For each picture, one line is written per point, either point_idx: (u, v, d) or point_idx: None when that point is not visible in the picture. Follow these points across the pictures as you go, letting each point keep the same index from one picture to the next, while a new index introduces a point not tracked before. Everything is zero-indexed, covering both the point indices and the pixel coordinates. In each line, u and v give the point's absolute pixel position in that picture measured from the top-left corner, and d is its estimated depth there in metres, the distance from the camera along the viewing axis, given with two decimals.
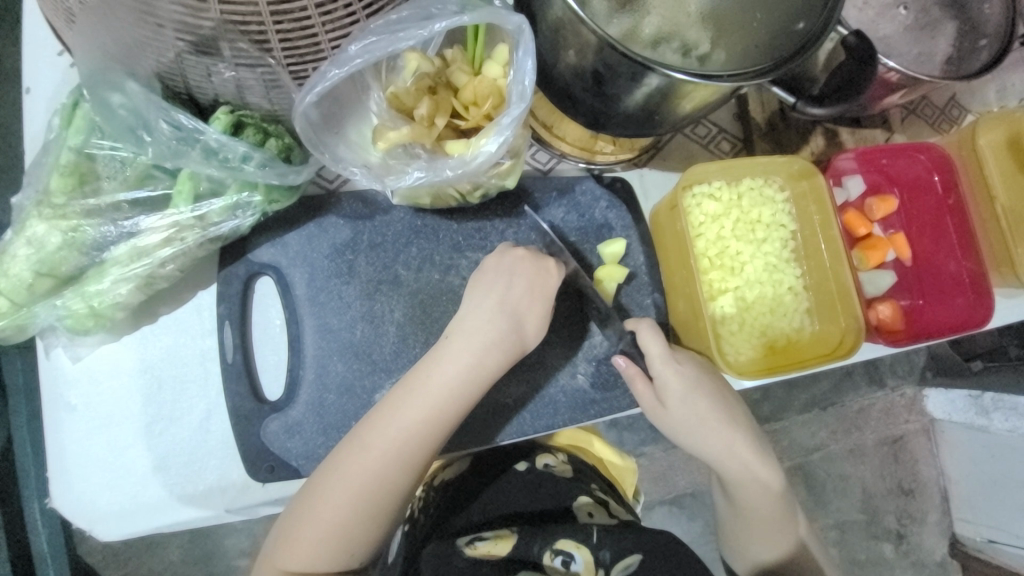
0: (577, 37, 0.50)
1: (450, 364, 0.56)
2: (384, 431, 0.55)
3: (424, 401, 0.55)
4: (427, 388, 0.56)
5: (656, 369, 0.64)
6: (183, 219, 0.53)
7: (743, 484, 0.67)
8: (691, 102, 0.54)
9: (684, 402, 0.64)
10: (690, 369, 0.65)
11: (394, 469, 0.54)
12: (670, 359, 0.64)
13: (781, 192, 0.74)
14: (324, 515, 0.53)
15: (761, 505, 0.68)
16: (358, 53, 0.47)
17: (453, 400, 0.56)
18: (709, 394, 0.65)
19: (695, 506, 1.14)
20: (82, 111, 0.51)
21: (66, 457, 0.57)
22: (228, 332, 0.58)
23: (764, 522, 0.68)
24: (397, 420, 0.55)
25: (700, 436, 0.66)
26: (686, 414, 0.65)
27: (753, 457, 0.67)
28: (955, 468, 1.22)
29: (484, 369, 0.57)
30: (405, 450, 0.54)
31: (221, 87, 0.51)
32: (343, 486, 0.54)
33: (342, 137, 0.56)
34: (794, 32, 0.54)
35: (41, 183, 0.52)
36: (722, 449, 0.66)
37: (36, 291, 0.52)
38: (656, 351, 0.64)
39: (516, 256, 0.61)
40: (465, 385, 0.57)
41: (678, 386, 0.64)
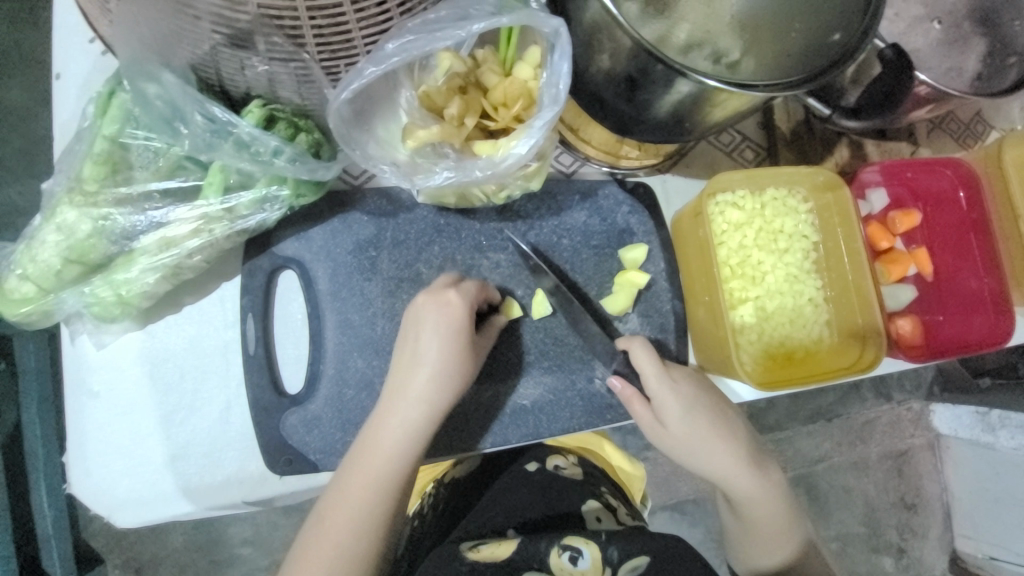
0: (612, 42, 0.50)
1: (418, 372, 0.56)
2: (370, 451, 0.55)
3: (399, 417, 0.55)
4: (402, 402, 0.56)
5: (651, 387, 0.62)
6: (212, 211, 0.53)
7: (748, 499, 0.66)
8: (722, 111, 0.53)
9: (684, 419, 0.62)
10: (685, 387, 0.63)
11: (388, 487, 0.54)
12: (664, 376, 0.62)
13: (805, 202, 0.74)
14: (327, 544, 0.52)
15: (768, 517, 0.66)
16: (395, 51, 0.48)
17: (430, 409, 0.56)
18: (707, 411, 0.64)
19: (696, 512, 1.14)
20: (117, 100, 0.51)
21: (86, 444, 0.57)
22: (251, 324, 0.59)
23: (772, 534, 0.67)
24: (378, 439, 0.55)
25: (705, 456, 0.64)
26: (687, 433, 0.63)
27: (755, 472, 0.65)
28: (959, 485, 1.21)
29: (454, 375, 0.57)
30: (394, 467, 0.54)
31: (253, 80, 0.51)
32: (343, 517, 0.53)
33: (371, 133, 0.56)
34: (829, 44, 0.54)
35: (73, 170, 0.52)
36: (722, 467, 0.64)
37: (64, 277, 0.52)
38: (650, 368, 0.62)
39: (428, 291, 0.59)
40: (439, 393, 0.56)
41: (677, 405, 0.62)
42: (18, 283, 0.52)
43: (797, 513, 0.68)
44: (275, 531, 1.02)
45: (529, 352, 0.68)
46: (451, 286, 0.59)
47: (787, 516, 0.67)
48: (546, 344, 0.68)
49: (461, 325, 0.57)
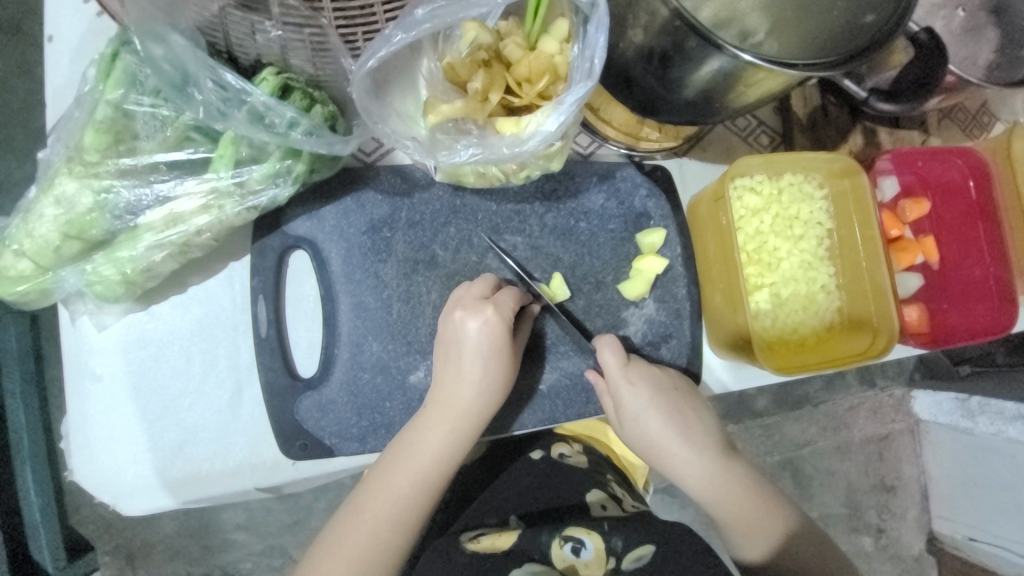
0: (650, 15, 0.48)
1: (465, 379, 0.56)
2: (412, 458, 0.55)
3: (445, 425, 0.55)
4: (449, 412, 0.56)
5: (613, 387, 0.63)
6: (222, 185, 0.50)
7: (710, 493, 0.64)
8: (756, 91, 0.52)
9: (641, 419, 0.63)
10: (643, 387, 0.63)
11: (422, 492, 0.54)
12: (625, 376, 0.63)
13: (820, 189, 0.73)
14: (358, 534, 0.53)
15: (733, 510, 0.64)
16: (424, 18, 0.45)
17: (475, 421, 0.56)
18: (664, 411, 0.64)
19: (686, 496, 1.15)
20: (121, 63, 0.48)
21: (90, 429, 0.55)
22: (261, 306, 0.56)
23: (747, 523, 0.64)
24: (421, 445, 0.55)
25: (661, 453, 0.65)
26: (644, 431, 0.64)
27: (716, 466, 0.64)
28: (937, 469, 1.25)
29: (499, 389, 0.57)
30: (434, 474, 0.55)
31: (266, 47, 0.48)
32: (378, 512, 0.54)
33: (390, 107, 0.53)
34: (863, 25, 0.52)
35: (72, 138, 0.49)
36: (681, 465, 0.64)
37: (64, 254, 0.49)
38: (612, 368, 0.63)
39: (461, 293, 0.58)
40: (483, 400, 0.56)
41: (631, 406, 0.63)
42: (13, 259, 0.49)
43: (766, 501, 0.65)
44: (269, 517, 1.01)
45: (545, 337, 0.67)
46: (489, 301, 0.57)
47: (757, 501, 0.64)
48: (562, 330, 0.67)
49: (503, 338, 0.57)
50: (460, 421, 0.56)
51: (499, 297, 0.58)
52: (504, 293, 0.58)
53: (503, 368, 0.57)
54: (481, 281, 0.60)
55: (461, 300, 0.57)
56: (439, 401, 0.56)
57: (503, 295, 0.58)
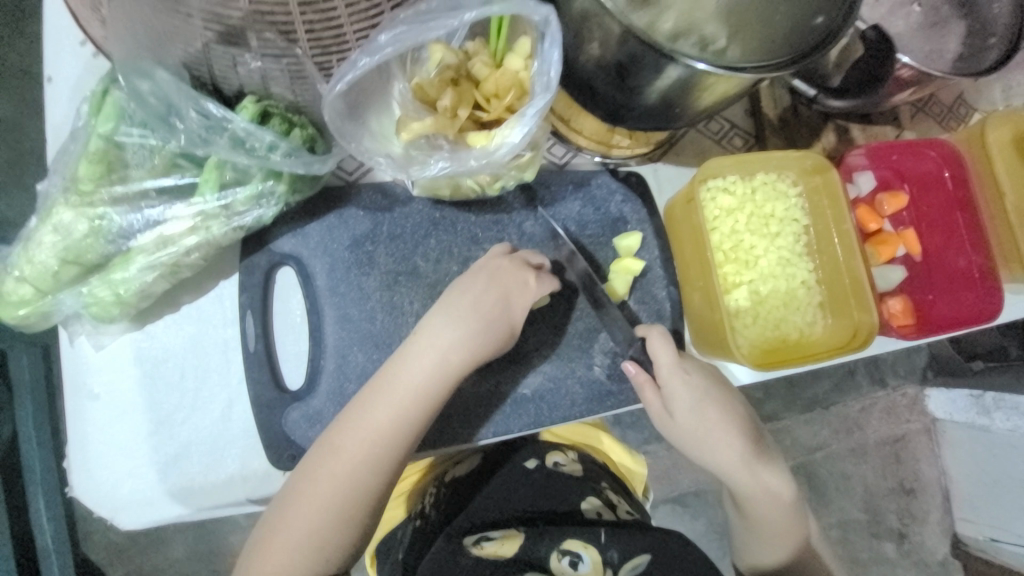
0: (602, 29, 0.51)
1: (426, 353, 0.56)
2: (365, 419, 0.54)
3: (401, 388, 0.55)
4: (406, 375, 0.55)
5: (663, 380, 0.63)
6: (209, 208, 0.53)
7: (750, 495, 0.67)
8: (711, 96, 0.55)
9: (690, 411, 0.64)
10: (698, 381, 0.64)
11: (372, 454, 0.54)
12: (679, 369, 0.63)
13: (794, 186, 0.75)
14: (308, 504, 0.53)
15: (768, 515, 0.67)
16: (388, 42, 0.48)
17: (434, 388, 0.56)
18: (717, 405, 0.65)
19: (698, 504, 1.14)
20: (111, 99, 0.51)
21: (87, 446, 0.57)
22: (249, 321, 0.59)
23: (778, 529, 0.67)
24: (375, 406, 0.54)
25: (709, 448, 0.65)
26: (693, 424, 0.64)
27: (763, 471, 0.66)
28: (956, 468, 1.23)
29: (463, 356, 0.57)
30: (387, 438, 0.54)
31: (246, 77, 0.51)
32: (329, 483, 0.53)
33: (365, 127, 0.56)
34: (812, 28, 0.54)
35: (68, 170, 0.52)
36: (727, 460, 0.65)
37: (61, 278, 0.52)
38: (665, 362, 0.63)
39: (475, 273, 0.59)
40: (443, 375, 0.56)
41: (683, 400, 0.63)
42: (15, 285, 0.52)
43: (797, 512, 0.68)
44: None
45: (529, 342, 0.68)
46: (518, 273, 0.59)
47: (790, 511, 0.67)
48: (546, 334, 0.68)
49: (485, 302, 0.58)
50: (419, 395, 0.55)
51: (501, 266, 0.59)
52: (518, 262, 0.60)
53: (467, 343, 0.57)
54: (503, 255, 0.60)
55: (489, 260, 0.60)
56: (397, 373, 0.55)
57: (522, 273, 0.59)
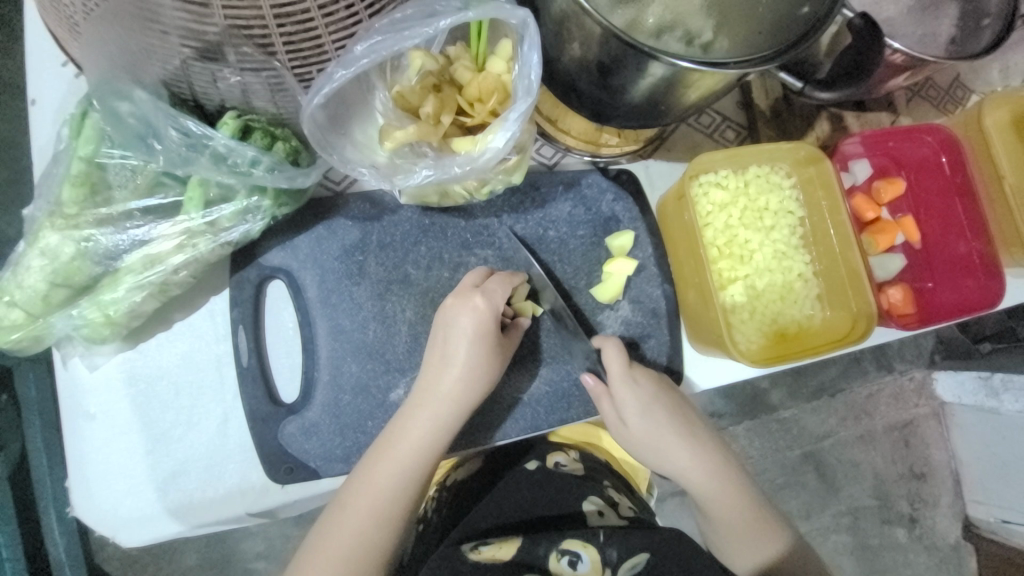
0: (582, 30, 0.50)
1: (450, 370, 0.58)
2: (364, 494, 0.55)
3: (394, 462, 0.56)
4: (395, 446, 0.56)
5: (615, 387, 0.64)
6: (195, 225, 0.53)
7: (711, 499, 0.66)
8: (696, 91, 0.54)
9: (643, 418, 0.64)
10: (649, 385, 0.64)
11: (379, 530, 0.55)
12: (628, 377, 0.63)
13: (788, 178, 0.74)
14: (347, 526, 0.54)
15: (733, 520, 0.65)
16: (365, 53, 0.48)
17: (427, 455, 0.57)
18: (668, 410, 0.65)
19: None
20: (89, 120, 0.51)
21: (86, 466, 0.58)
22: (242, 336, 0.59)
23: (747, 535, 0.65)
24: (371, 480, 0.55)
25: (664, 452, 0.66)
26: (647, 430, 0.64)
27: (721, 474, 0.66)
28: (966, 452, 1.22)
29: (453, 418, 0.58)
30: (420, 453, 0.56)
31: (227, 92, 0.51)
32: (366, 504, 0.55)
33: (349, 138, 0.56)
34: (799, 17, 0.53)
35: (52, 194, 0.52)
36: (683, 463, 0.66)
37: (51, 301, 0.53)
38: (615, 369, 0.63)
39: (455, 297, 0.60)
40: (468, 389, 0.58)
41: (635, 405, 0.63)
42: (6, 309, 0.53)
43: (766, 516, 0.66)
44: (288, 542, 1.02)
45: (524, 347, 0.68)
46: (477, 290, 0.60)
47: (758, 515, 0.66)
48: (541, 339, 0.68)
49: (468, 368, 0.58)
50: (445, 411, 0.58)
51: (476, 317, 0.59)
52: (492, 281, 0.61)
53: (487, 357, 0.59)
54: (477, 296, 0.59)
55: (457, 292, 0.60)
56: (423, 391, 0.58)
57: (493, 284, 0.61)
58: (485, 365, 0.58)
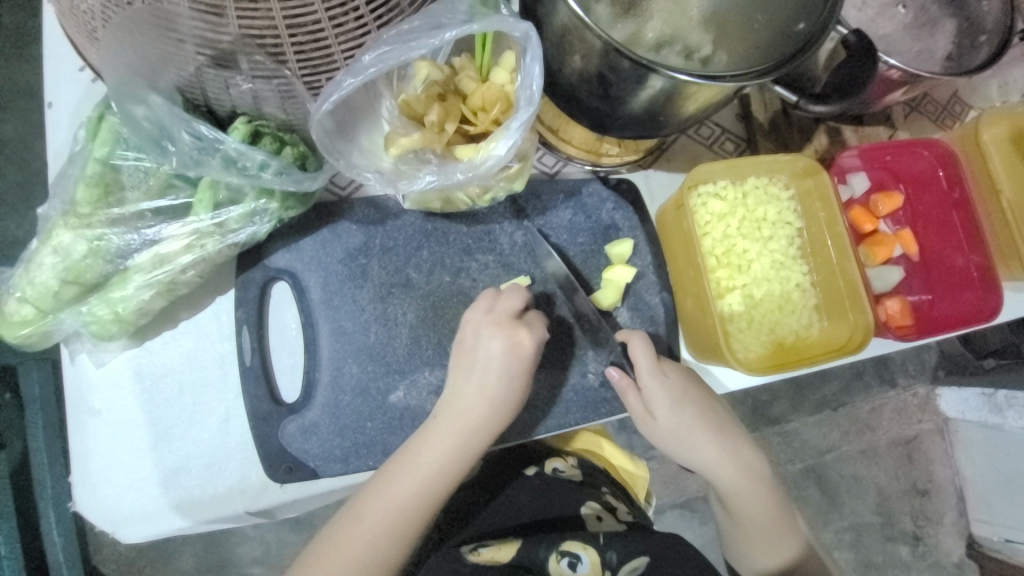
0: (583, 43, 0.51)
1: (474, 395, 0.58)
2: (379, 506, 0.56)
3: (415, 482, 0.57)
4: (416, 464, 0.57)
5: (644, 380, 0.64)
6: (203, 226, 0.55)
7: (738, 495, 0.66)
8: (695, 103, 0.55)
9: (672, 412, 0.64)
10: (677, 380, 0.64)
11: (394, 546, 0.56)
12: (658, 372, 0.63)
13: (786, 189, 0.75)
14: (357, 538, 0.55)
15: (758, 516, 0.67)
16: (372, 62, 0.49)
17: (447, 478, 0.57)
18: (698, 404, 0.65)
19: (706, 509, 1.13)
20: (106, 124, 0.53)
21: (89, 461, 0.59)
22: (246, 335, 0.60)
23: (770, 531, 0.67)
24: (391, 494, 0.56)
25: (691, 447, 0.66)
26: (676, 425, 0.64)
27: (749, 472, 0.67)
28: (970, 468, 1.21)
29: (474, 447, 0.58)
30: (437, 480, 0.57)
31: (238, 99, 0.53)
32: (378, 518, 0.56)
33: (355, 144, 0.57)
34: (794, 33, 0.54)
35: (67, 194, 0.54)
36: (712, 458, 0.66)
37: (62, 298, 0.54)
38: (645, 364, 0.63)
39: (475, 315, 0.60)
40: (489, 417, 0.59)
41: (665, 399, 0.63)
42: (18, 306, 0.54)
43: (788, 515, 0.68)
44: (284, 548, 1.02)
45: None
46: (500, 315, 0.59)
47: (781, 511, 0.67)
48: (540, 345, 0.69)
49: (493, 396, 0.58)
50: (466, 439, 0.58)
51: (502, 352, 0.58)
52: (512, 301, 0.61)
53: (511, 387, 0.59)
54: (510, 330, 0.59)
55: (492, 320, 0.59)
56: (447, 410, 0.58)
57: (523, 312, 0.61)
58: (510, 394, 0.59)
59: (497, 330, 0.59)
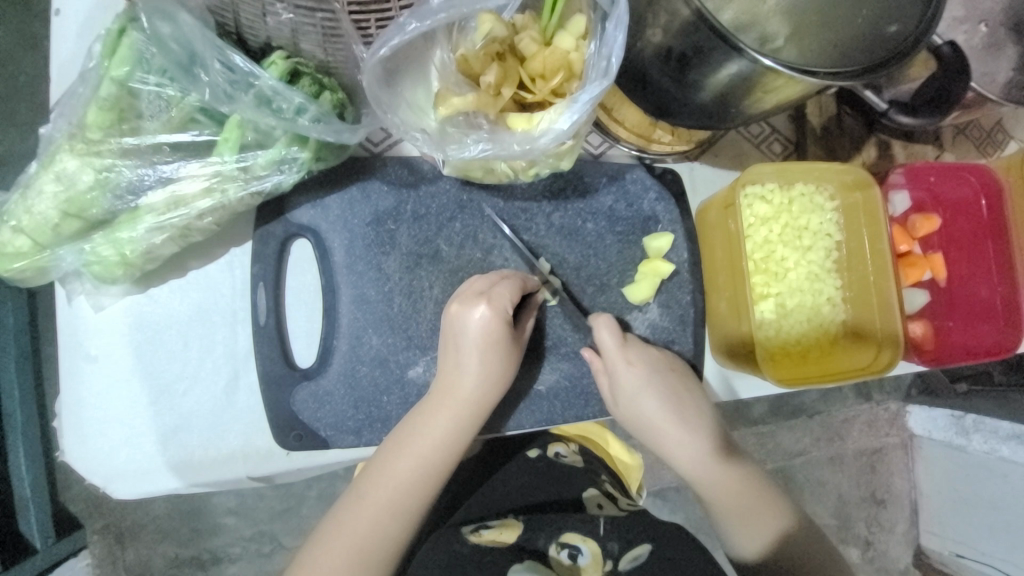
0: (670, 14, 0.47)
1: (467, 374, 0.56)
2: (380, 489, 0.54)
3: (413, 461, 0.55)
4: (414, 440, 0.55)
5: (611, 366, 0.62)
6: (226, 169, 0.49)
7: (707, 485, 0.65)
8: (775, 98, 0.51)
9: (634, 398, 0.62)
10: (641, 369, 0.62)
11: (395, 523, 0.54)
12: (621, 352, 0.62)
13: (831, 200, 0.72)
14: (358, 525, 0.54)
15: (729, 497, 0.64)
16: (440, 6, 0.45)
17: (447, 456, 0.56)
18: (664, 393, 0.63)
19: (678, 500, 1.10)
20: (127, 40, 0.47)
21: (83, 409, 0.55)
22: (261, 293, 0.56)
23: (744, 515, 0.65)
24: (393, 473, 0.54)
25: (657, 433, 0.64)
26: (640, 411, 0.63)
27: (714, 459, 0.64)
28: (928, 484, 1.23)
29: (471, 421, 0.56)
30: (436, 455, 0.55)
31: (275, 30, 0.47)
32: (380, 500, 0.54)
33: (400, 97, 0.52)
34: (886, 35, 0.50)
35: (75, 115, 0.48)
36: (680, 449, 0.64)
37: (63, 232, 0.49)
38: (609, 347, 0.62)
39: (457, 307, 0.56)
40: (485, 394, 0.56)
41: (628, 385, 0.62)
42: (11, 235, 0.49)
43: (769, 497, 0.66)
44: (260, 503, 1.00)
45: (547, 338, 0.66)
46: (483, 297, 0.56)
47: (757, 493, 0.65)
48: (560, 332, 0.66)
49: (487, 373, 0.56)
50: (459, 416, 0.56)
51: (484, 325, 0.55)
52: (501, 286, 0.57)
53: (503, 364, 0.57)
54: (481, 304, 0.56)
55: (460, 297, 0.57)
56: (442, 390, 0.56)
57: (499, 288, 0.57)
58: (501, 371, 0.57)
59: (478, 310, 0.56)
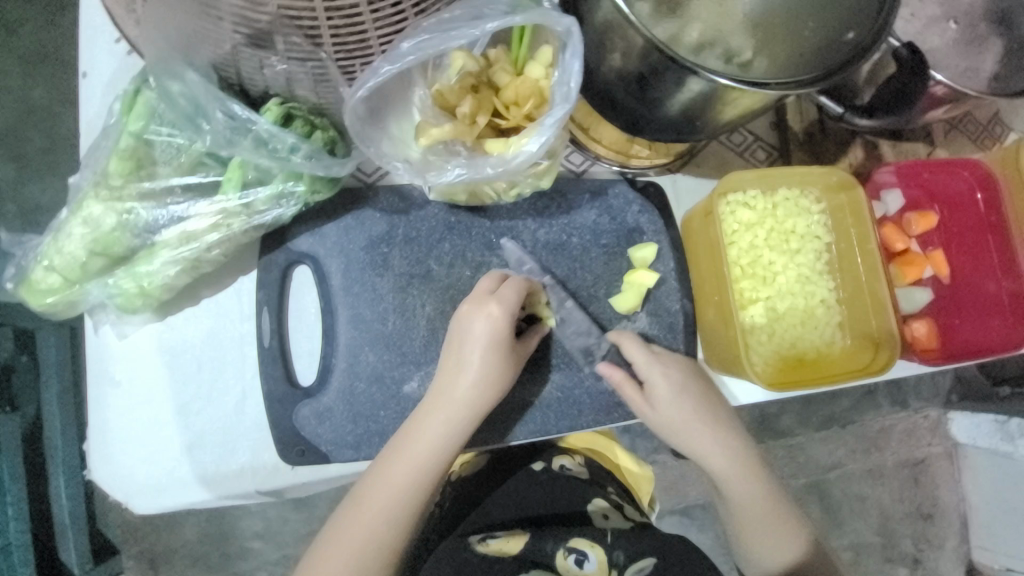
0: (625, 39, 0.51)
1: (462, 380, 0.58)
2: (378, 494, 0.57)
3: (408, 466, 0.57)
4: (408, 453, 0.57)
5: (640, 370, 0.65)
6: (231, 206, 0.55)
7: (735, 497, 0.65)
8: (733, 110, 0.54)
9: (672, 402, 0.64)
10: (676, 374, 0.65)
11: (392, 529, 0.56)
12: (652, 357, 0.65)
13: (817, 203, 0.73)
14: (357, 530, 0.56)
15: (754, 509, 0.64)
16: (410, 50, 0.49)
17: (440, 463, 0.58)
18: (694, 400, 0.64)
19: (704, 518, 1.07)
20: (142, 98, 0.53)
21: (108, 430, 0.60)
22: (266, 317, 0.61)
23: (767, 529, 0.64)
24: (391, 479, 0.57)
25: (689, 440, 0.65)
26: (674, 416, 0.64)
27: (730, 467, 0.65)
28: (976, 495, 1.16)
29: (463, 426, 0.58)
30: (431, 461, 0.57)
31: (272, 79, 0.53)
32: (377, 506, 0.56)
33: (386, 132, 0.57)
34: (844, 42, 0.52)
35: (98, 166, 0.55)
36: (711, 456, 0.65)
37: (90, 269, 0.55)
38: (637, 354, 0.65)
39: (466, 305, 0.60)
40: (480, 401, 0.59)
41: (664, 391, 0.64)
42: (45, 274, 0.56)
43: (788, 513, 0.65)
44: (285, 525, 1.03)
45: (540, 351, 0.68)
46: (492, 295, 0.60)
47: (777, 511, 0.65)
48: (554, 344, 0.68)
49: (481, 379, 0.58)
50: (454, 423, 0.58)
51: (487, 327, 0.59)
52: (506, 287, 0.60)
53: (496, 371, 0.59)
54: (490, 304, 0.59)
55: (471, 297, 0.60)
56: (440, 396, 0.59)
57: (506, 290, 0.60)
58: (496, 377, 0.59)
59: (484, 312, 0.59)
